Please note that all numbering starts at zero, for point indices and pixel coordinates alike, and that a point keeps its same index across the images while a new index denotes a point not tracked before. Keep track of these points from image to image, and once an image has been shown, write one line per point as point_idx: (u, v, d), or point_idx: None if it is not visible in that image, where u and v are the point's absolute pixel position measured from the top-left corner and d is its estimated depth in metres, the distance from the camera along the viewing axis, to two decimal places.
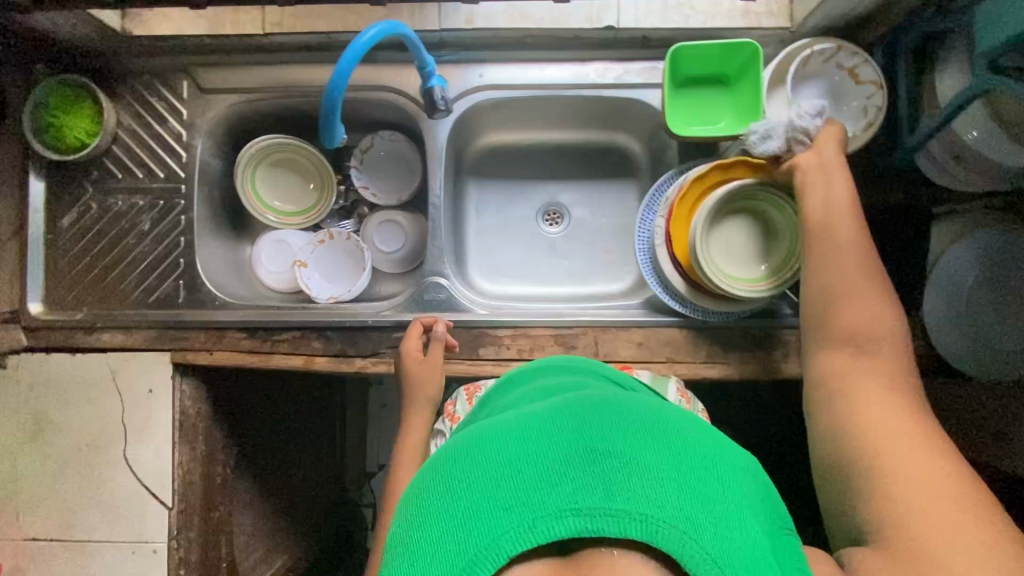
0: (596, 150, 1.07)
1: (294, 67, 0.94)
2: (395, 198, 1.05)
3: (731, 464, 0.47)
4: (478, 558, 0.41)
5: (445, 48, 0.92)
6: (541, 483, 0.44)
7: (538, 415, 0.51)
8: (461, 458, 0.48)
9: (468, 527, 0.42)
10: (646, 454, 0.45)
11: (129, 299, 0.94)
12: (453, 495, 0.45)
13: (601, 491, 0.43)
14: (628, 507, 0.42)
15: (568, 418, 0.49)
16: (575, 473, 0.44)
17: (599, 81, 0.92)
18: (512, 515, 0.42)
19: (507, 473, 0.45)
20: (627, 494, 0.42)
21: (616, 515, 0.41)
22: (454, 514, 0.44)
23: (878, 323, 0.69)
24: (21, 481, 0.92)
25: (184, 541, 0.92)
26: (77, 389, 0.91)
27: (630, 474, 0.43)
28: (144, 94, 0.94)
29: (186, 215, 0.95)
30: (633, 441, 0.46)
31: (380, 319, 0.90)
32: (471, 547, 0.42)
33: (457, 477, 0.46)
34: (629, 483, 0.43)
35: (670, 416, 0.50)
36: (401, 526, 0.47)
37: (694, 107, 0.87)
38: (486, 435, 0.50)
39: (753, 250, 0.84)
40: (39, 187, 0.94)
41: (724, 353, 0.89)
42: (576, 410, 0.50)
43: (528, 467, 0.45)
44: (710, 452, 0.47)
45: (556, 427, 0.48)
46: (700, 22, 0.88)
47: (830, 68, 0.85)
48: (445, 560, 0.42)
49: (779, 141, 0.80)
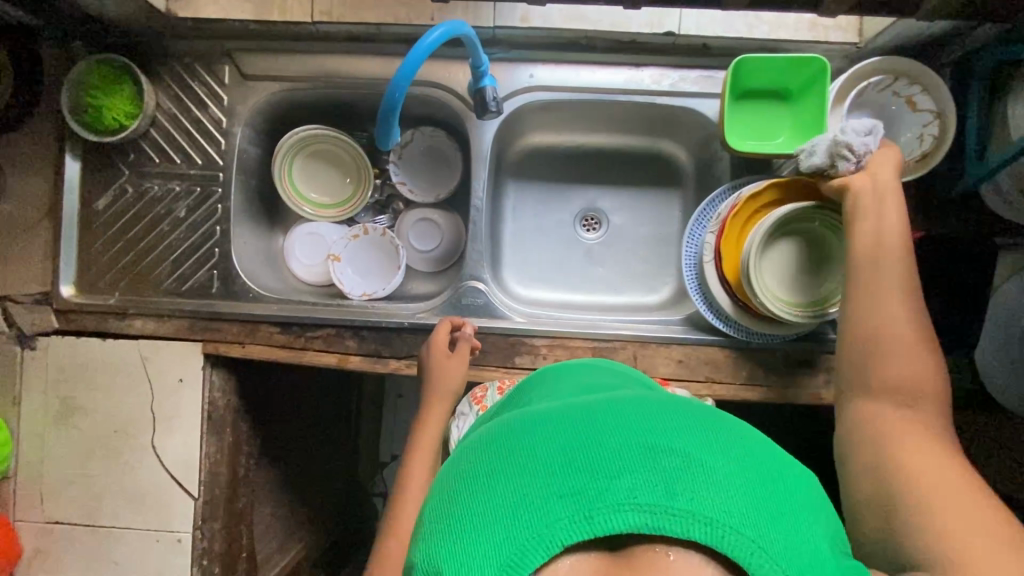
0: (640, 156, 1.04)
1: (339, 57, 0.92)
2: (432, 195, 1.02)
3: (801, 477, 0.41)
4: (520, 547, 0.35)
5: (497, 46, 0.89)
6: (595, 470, 0.37)
7: (587, 402, 0.44)
8: (502, 438, 0.42)
9: (505, 516, 0.36)
10: (712, 451, 0.38)
11: (162, 287, 0.93)
12: (491, 476, 0.39)
13: (664, 487, 0.36)
14: (694, 508, 0.35)
15: (618, 406, 0.43)
16: (634, 461, 0.37)
17: (653, 87, 0.89)
18: (559, 503, 0.36)
19: (554, 457, 0.38)
20: (695, 493, 0.35)
21: (678, 515, 0.35)
22: (493, 495, 0.37)
23: (902, 320, 0.65)
24: (46, 463, 0.91)
25: (209, 532, 0.92)
26: (107, 375, 0.91)
27: (698, 470, 0.37)
28: (186, 77, 0.92)
29: (223, 204, 0.93)
30: (698, 433, 0.40)
31: (416, 321, 0.89)
32: (512, 533, 0.35)
33: (497, 456, 0.40)
34: (697, 480, 0.36)
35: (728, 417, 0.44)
36: (429, 507, 0.41)
37: (751, 121, 0.85)
38: (530, 417, 0.44)
39: (807, 272, 0.81)
40: (74, 167, 0.92)
41: (766, 375, 0.87)
42: (630, 398, 0.44)
43: (575, 453, 0.38)
44: (781, 462, 0.40)
45: (607, 415, 0.41)
46: (766, 32, 0.85)
47: (885, 98, 0.82)
48: (475, 553, 0.35)
49: (823, 158, 0.75)
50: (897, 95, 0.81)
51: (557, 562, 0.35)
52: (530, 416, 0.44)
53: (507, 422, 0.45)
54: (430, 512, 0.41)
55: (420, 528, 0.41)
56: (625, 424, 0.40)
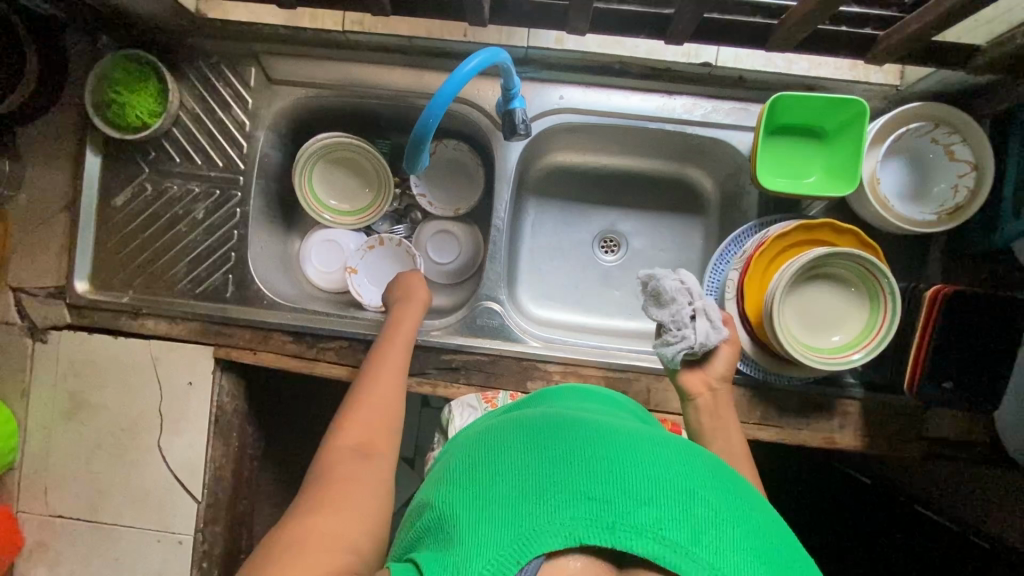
0: (663, 181, 1.03)
1: (368, 66, 0.90)
2: (452, 209, 1.01)
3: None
4: (543, 528, 0.40)
5: (529, 65, 0.88)
6: (629, 492, 0.42)
7: (640, 435, 0.50)
8: (555, 437, 0.48)
9: (542, 502, 0.42)
10: (739, 521, 0.42)
11: (176, 288, 0.92)
12: (538, 468, 0.45)
13: (689, 531, 0.40)
14: (712, 559, 0.39)
15: (669, 450, 0.48)
16: (667, 500, 0.42)
17: (685, 116, 0.87)
18: (591, 508, 0.41)
19: (598, 469, 0.44)
20: (713, 546, 0.40)
21: (696, 559, 0.39)
22: (534, 482, 0.44)
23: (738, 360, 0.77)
24: (52, 458, 0.91)
25: (210, 535, 0.92)
26: (117, 373, 0.90)
27: (723, 532, 0.41)
28: (211, 77, 0.91)
29: (242, 207, 0.93)
30: (731, 502, 0.44)
31: (430, 340, 0.88)
32: (539, 516, 0.41)
33: (546, 452, 0.46)
34: (718, 538, 0.40)
35: (760, 502, 0.48)
36: (474, 471, 0.48)
37: (782, 159, 0.84)
38: (584, 429, 0.49)
39: (830, 315, 0.79)
40: (95, 161, 0.91)
41: (779, 416, 0.86)
42: (678, 447, 0.49)
43: (618, 474, 0.43)
44: (801, 562, 0.44)
45: (657, 452, 0.47)
46: (804, 68, 0.83)
47: (923, 144, 0.81)
48: (505, 523, 0.41)
49: (666, 303, 0.74)
50: (935, 142, 0.80)
51: (568, 558, 0.40)
52: (584, 427, 0.50)
53: (563, 423, 0.51)
54: (470, 471, 0.48)
55: (458, 479, 0.48)
56: (670, 467, 0.45)
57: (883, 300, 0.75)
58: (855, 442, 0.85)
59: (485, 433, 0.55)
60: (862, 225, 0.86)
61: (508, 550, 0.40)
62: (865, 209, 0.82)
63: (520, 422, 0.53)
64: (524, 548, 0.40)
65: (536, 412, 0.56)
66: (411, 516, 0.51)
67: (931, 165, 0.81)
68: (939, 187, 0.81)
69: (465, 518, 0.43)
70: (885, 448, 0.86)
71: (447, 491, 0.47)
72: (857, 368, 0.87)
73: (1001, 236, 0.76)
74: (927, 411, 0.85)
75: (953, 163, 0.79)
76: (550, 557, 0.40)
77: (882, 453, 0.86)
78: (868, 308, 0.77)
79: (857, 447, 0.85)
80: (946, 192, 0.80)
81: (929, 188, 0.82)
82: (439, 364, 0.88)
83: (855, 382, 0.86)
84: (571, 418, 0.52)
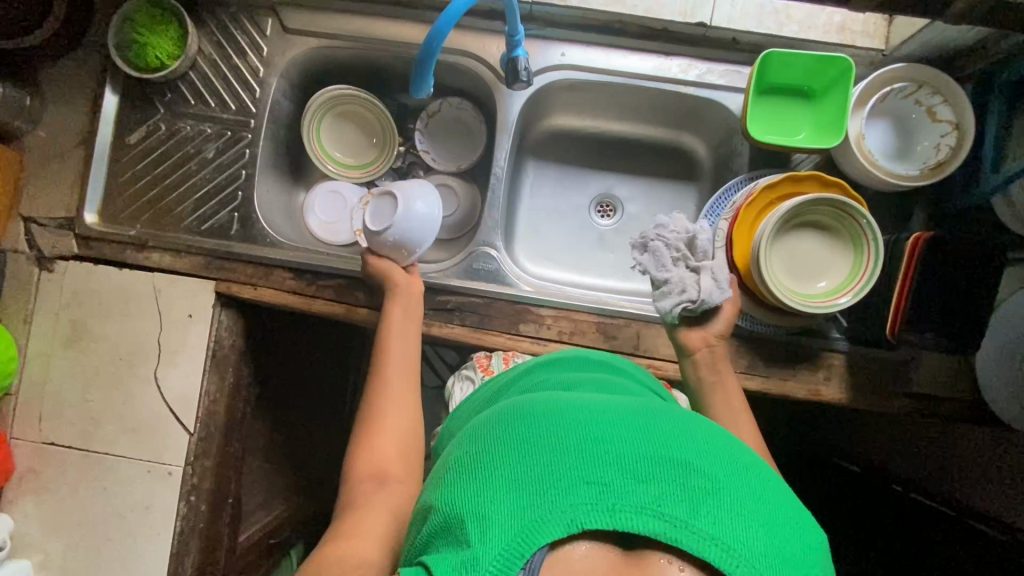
0: (660, 148, 1.06)
1: (379, 20, 0.95)
2: (454, 165, 1.04)
3: (813, 532, 0.45)
4: (543, 517, 0.41)
5: (533, 22, 0.92)
6: (626, 472, 0.43)
7: (630, 409, 0.51)
8: (547, 420, 0.49)
9: (541, 491, 0.43)
10: (735, 484, 0.44)
11: (182, 225, 0.95)
12: (535, 455, 0.45)
13: (686, 505, 0.42)
14: (713, 531, 0.41)
15: (661, 421, 0.49)
16: (662, 477, 0.43)
17: (681, 76, 0.91)
18: (592, 492, 0.42)
19: (594, 452, 0.45)
20: (712, 517, 0.41)
21: (696, 532, 0.40)
22: (531, 472, 0.44)
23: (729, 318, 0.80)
24: (48, 385, 0.92)
25: (199, 468, 0.92)
26: (118, 302, 0.92)
27: (720, 498, 0.43)
28: (229, 26, 0.96)
29: (251, 149, 0.96)
30: (726, 468, 0.45)
31: (427, 280, 0.90)
32: (540, 506, 0.42)
33: (541, 436, 0.47)
34: (715, 508, 0.42)
35: (754, 458, 0.49)
36: (470, 460, 0.48)
37: (773, 115, 0.87)
38: (576, 409, 0.50)
39: (816, 262, 0.83)
40: (113, 101, 0.95)
41: (766, 366, 0.87)
42: (670, 418, 0.50)
43: (614, 454, 0.44)
44: (797, 514, 0.45)
45: (649, 425, 0.48)
46: (795, 32, 0.88)
47: (907, 105, 0.84)
48: (509, 518, 0.42)
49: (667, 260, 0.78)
50: (918, 104, 0.83)
51: (572, 543, 0.41)
52: (574, 407, 0.50)
53: (554, 405, 0.51)
54: (466, 464, 0.48)
55: (456, 474, 0.48)
56: (663, 440, 0.46)
57: (865, 243, 0.79)
58: (839, 394, 0.86)
59: (478, 418, 0.56)
60: (850, 185, 0.89)
61: (512, 543, 0.41)
62: (852, 165, 0.84)
63: (510, 408, 0.53)
64: (528, 540, 0.41)
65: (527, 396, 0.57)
66: (415, 510, 0.52)
67: (916, 126, 0.85)
68: (922, 147, 0.84)
69: (468, 515, 0.43)
70: (870, 404, 0.87)
71: (445, 487, 0.48)
72: (843, 323, 0.89)
73: (979, 191, 0.79)
74: (911, 366, 0.86)
75: (936, 123, 0.83)
76: (554, 546, 0.41)
77: (868, 408, 0.87)
78: (851, 253, 0.81)
79: (843, 400, 0.87)
80: (929, 151, 0.83)
81: (913, 147, 0.85)
82: (434, 305, 0.90)
83: (841, 337, 0.88)
84: (561, 400, 0.52)
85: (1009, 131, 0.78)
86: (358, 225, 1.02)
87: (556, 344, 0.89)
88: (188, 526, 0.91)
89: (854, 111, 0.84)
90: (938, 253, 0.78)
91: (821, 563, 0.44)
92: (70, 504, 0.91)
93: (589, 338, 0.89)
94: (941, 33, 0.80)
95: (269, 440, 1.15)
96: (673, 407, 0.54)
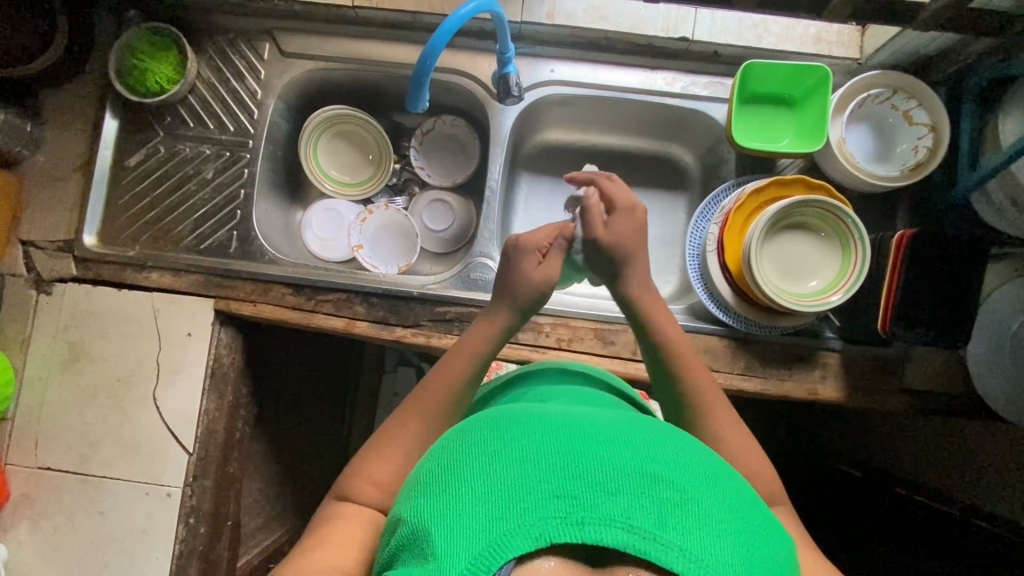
0: (649, 159, 1.08)
1: (374, 41, 0.98)
2: (449, 180, 1.06)
3: (777, 543, 0.46)
4: (512, 530, 0.41)
5: (522, 40, 0.95)
6: (595, 485, 0.43)
7: (605, 422, 0.51)
8: (520, 432, 0.48)
9: (511, 504, 0.43)
10: (703, 497, 0.44)
11: (181, 243, 0.96)
12: (507, 468, 0.45)
13: (656, 517, 0.41)
14: (680, 543, 0.40)
15: (633, 434, 0.49)
16: (633, 488, 0.43)
17: (665, 89, 0.95)
18: (560, 505, 0.42)
19: (564, 465, 0.44)
20: (679, 529, 0.41)
21: (664, 545, 0.40)
22: (502, 484, 0.44)
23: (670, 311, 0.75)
24: (45, 408, 0.91)
25: (199, 489, 0.91)
26: (116, 322, 0.92)
27: (689, 511, 0.42)
28: (227, 51, 0.99)
29: (249, 168, 0.98)
30: (696, 480, 0.45)
31: (427, 292, 0.92)
32: (509, 520, 0.42)
33: (512, 448, 0.47)
34: (683, 520, 0.42)
35: (724, 469, 0.49)
36: (441, 473, 0.48)
37: (758, 123, 0.90)
38: (547, 422, 0.50)
39: (807, 263, 0.85)
40: (113, 125, 0.97)
41: (762, 367, 0.88)
42: (644, 432, 0.50)
43: (584, 466, 0.44)
44: (763, 526, 0.46)
45: (621, 438, 0.48)
46: (773, 43, 0.92)
47: (884, 110, 0.88)
48: (477, 532, 0.42)
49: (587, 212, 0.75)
50: (894, 108, 0.87)
51: (540, 558, 0.40)
52: (548, 419, 0.50)
53: (528, 417, 0.51)
54: (437, 476, 0.48)
55: (427, 487, 0.48)
56: (633, 453, 0.46)
57: (853, 246, 0.81)
58: (835, 393, 0.88)
59: (453, 429, 0.55)
60: (834, 187, 0.92)
61: (480, 556, 0.41)
62: (835, 168, 0.87)
63: (487, 419, 0.53)
64: (496, 552, 0.41)
65: (501, 407, 0.57)
66: (386, 524, 0.52)
67: (894, 129, 0.88)
68: (901, 149, 0.88)
69: (437, 530, 0.43)
70: (867, 401, 0.88)
71: (416, 501, 0.47)
72: (834, 322, 0.91)
73: (959, 190, 0.82)
74: (904, 362, 0.88)
75: (913, 127, 0.86)
76: (521, 559, 0.41)
77: (863, 404, 0.88)
78: (840, 254, 0.83)
79: (839, 398, 0.88)
80: (908, 153, 0.87)
81: (893, 150, 0.88)
82: (433, 316, 0.91)
83: (834, 336, 0.89)
84: (537, 412, 0.52)
85: (981, 132, 0.82)
86: (355, 241, 1.04)
87: (555, 350, 0.90)
88: (187, 549, 0.90)
89: (834, 117, 0.87)
90: (922, 248, 0.80)
91: (785, 570, 0.45)
92: (66, 529, 0.89)
93: (587, 344, 0.90)
94: (912, 40, 0.84)
95: (269, 461, 1.13)
96: (648, 420, 0.54)
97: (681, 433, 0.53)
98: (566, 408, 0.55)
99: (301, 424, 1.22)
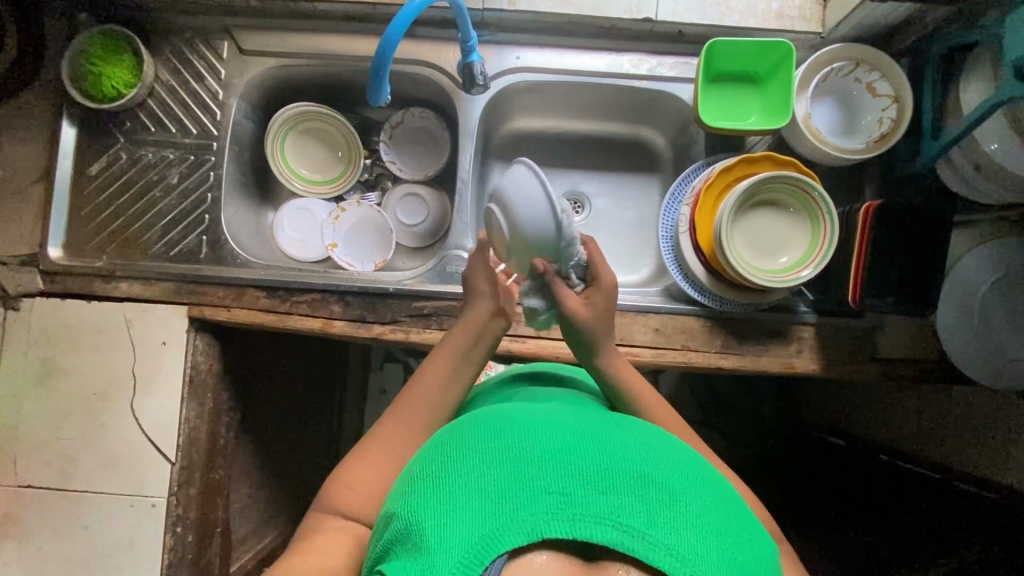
0: (619, 142, 1.08)
1: (334, 35, 0.96)
2: (421, 173, 1.05)
3: (765, 553, 0.45)
4: (504, 527, 0.41)
5: (485, 28, 0.94)
6: (586, 482, 0.43)
7: (597, 424, 0.51)
8: (512, 430, 0.49)
9: (504, 498, 0.42)
10: (693, 499, 0.44)
11: (150, 252, 0.94)
12: (500, 463, 0.45)
13: (645, 515, 0.41)
14: (669, 541, 0.40)
15: (623, 437, 0.49)
16: (623, 488, 0.43)
17: (632, 71, 0.94)
18: (552, 499, 0.42)
19: (557, 462, 0.44)
20: (667, 527, 0.41)
21: (654, 543, 0.40)
22: (495, 479, 0.44)
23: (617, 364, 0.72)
24: (21, 426, 0.89)
25: (184, 497, 0.90)
26: (87, 335, 0.90)
27: (677, 511, 0.42)
28: (184, 52, 0.96)
29: (215, 171, 0.96)
30: (683, 482, 0.45)
31: (402, 288, 0.91)
32: (499, 516, 0.41)
33: (502, 447, 0.47)
34: (671, 518, 0.41)
35: (711, 473, 0.49)
36: (435, 468, 0.48)
37: (724, 103, 0.91)
38: (541, 422, 0.50)
39: (776, 240, 0.86)
40: (70, 132, 0.95)
41: (740, 345, 0.89)
42: (634, 436, 0.50)
43: (576, 464, 0.44)
44: (750, 533, 0.45)
45: (613, 440, 0.48)
46: (736, 20, 0.91)
47: (848, 83, 0.89)
48: (469, 528, 0.41)
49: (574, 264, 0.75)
50: (858, 81, 0.88)
51: (532, 553, 0.40)
52: (539, 420, 0.50)
53: (522, 417, 0.51)
54: (430, 470, 0.48)
55: (421, 480, 0.47)
56: (624, 455, 0.46)
57: (822, 219, 0.82)
58: (813, 366, 0.89)
59: (446, 427, 0.55)
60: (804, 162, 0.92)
61: (470, 551, 0.40)
62: (803, 144, 0.88)
63: (481, 417, 0.53)
64: (487, 548, 0.40)
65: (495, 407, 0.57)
66: (376, 524, 0.50)
67: (860, 102, 0.89)
68: (866, 122, 0.88)
69: (428, 523, 0.43)
70: (843, 373, 0.89)
71: (409, 495, 0.47)
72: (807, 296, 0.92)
73: (925, 159, 0.84)
74: (877, 333, 0.89)
75: (877, 98, 0.87)
76: (513, 555, 0.40)
77: (839, 376, 0.89)
78: (809, 229, 0.84)
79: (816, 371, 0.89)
80: (872, 125, 0.87)
81: (859, 123, 0.89)
82: (411, 312, 0.91)
83: (809, 310, 0.91)
84: (531, 412, 0.53)
85: (943, 100, 0.83)
86: (329, 240, 1.03)
87: (535, 339, 0.91)
88: (176, 559, 0.89)
89: (799, 92, 0.88)
90: (889, 216, 0.81)
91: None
92: (52, 548, 0.88)
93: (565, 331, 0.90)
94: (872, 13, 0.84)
95: (256, 465, 1.12)
96: (638, 422, 0.54)
97: (673, 438, 0.53)
98: (558, 408, 0.56)
99: (287, 426, 1.21)
